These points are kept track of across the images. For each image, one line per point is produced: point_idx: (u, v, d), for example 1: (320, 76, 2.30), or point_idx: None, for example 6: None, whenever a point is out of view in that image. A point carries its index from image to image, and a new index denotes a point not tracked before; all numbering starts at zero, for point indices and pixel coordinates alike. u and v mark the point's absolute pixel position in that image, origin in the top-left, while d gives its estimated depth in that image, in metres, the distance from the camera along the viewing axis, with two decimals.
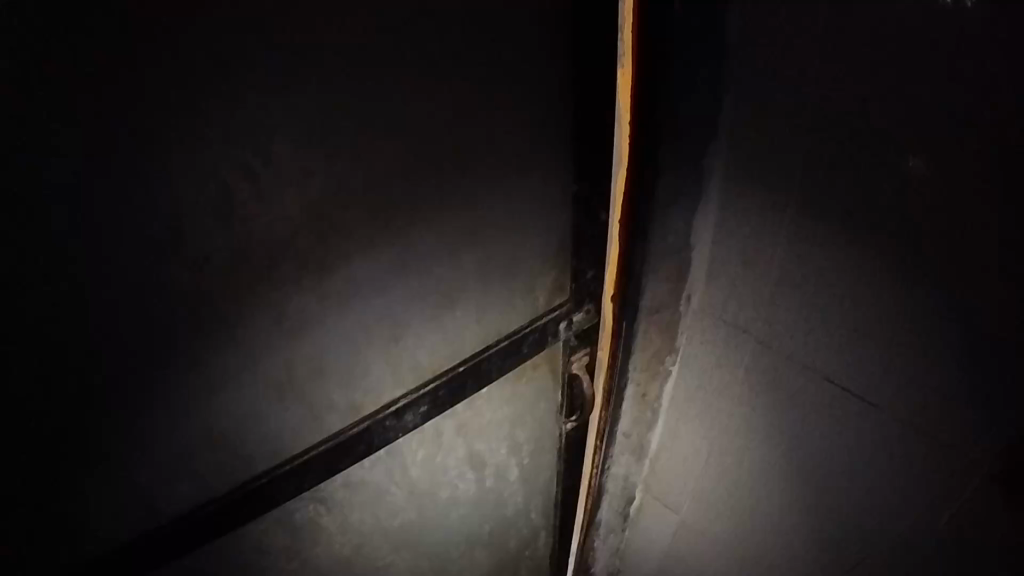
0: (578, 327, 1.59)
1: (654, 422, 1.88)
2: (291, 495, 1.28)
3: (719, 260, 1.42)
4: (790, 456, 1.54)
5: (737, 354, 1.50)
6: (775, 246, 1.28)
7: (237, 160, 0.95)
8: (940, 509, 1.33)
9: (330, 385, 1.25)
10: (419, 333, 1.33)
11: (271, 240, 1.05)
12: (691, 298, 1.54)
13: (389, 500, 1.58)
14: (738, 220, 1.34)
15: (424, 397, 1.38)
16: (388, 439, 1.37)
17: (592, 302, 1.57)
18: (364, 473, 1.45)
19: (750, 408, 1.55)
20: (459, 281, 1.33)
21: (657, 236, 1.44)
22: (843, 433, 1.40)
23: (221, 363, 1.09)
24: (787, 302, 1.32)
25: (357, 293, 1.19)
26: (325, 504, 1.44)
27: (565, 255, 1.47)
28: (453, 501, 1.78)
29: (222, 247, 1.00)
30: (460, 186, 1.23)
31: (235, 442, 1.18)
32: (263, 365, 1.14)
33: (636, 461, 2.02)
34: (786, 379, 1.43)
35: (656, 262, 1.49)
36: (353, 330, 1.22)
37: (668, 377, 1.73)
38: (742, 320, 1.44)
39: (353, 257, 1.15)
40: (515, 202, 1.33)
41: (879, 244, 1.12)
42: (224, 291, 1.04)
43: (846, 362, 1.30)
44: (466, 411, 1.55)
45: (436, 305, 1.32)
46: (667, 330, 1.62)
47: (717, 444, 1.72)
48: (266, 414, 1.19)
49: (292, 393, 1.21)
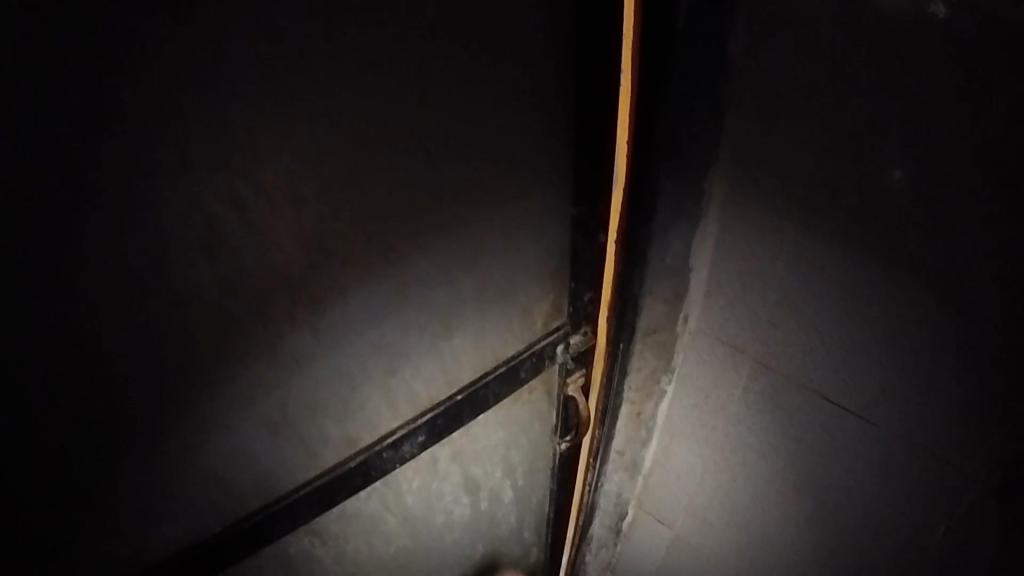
0: (576, 350, 1.56)
1: (648, 440, 1.86)
2: (284, 531, 1.26)
3: (717, 280, 1.42)
4: (787, 472, 1.54)
5: (734, 373, 1.50)
6: (773, 266, 1.28)
7: (227, 190, 0.92)
8: (936, 524, 1.33)
9: (326, 417, 1.22)
10: (415, 360, 1.31)
11: (265, 271, 1.02)
12: (688, 318, 1.53)
13: (384, 529, 1.55)
14: (737, 241, 1.33)
15: (422, 427, 1.37)
16: (384, 470, 1.35)
17: (588, 324, 1.55)
18: (359, 504, 1.42)
19: (747, 426, 1.55)
20: (456, 309, 1.32)
21: (655, 255, 1.46)
22: (840, 450, 1.40)
23: (213, 403, 1.06)
24: (784, 322, 1.33)
25: (351, 323, 1.17)
26: (320, 537, 1.40)
27: (562, 278, 1.48)
28: (448, 526, 1.75)
29: (214, 277, 0.97)
30: (459, 213, 1.21)
31: (228, 481, 1.15)
32: (257, 402, 1.11)
33: (628, 478, 1.99)
34: (783, 398, 1.43)
35: (654, 282, 1.51)
36: (349, 361, 1.20)
37: (663, 395, 1.72)
38: (739, 340, 1.44)
39: (351, 288, 1.13)
40: (511, 226, 1.31)
41: (878, 264, 1.13)
42: (216, 326, 1.00)
43: (845, 382, 1.30)
44: (462, 437, 1.54)
45: (433, 334, 1.31)
46: (664, 348, 1.61)
47: (711, 462, 1.72)
48: (260, 450, 1.16)
49: (287, 428, 1.18)
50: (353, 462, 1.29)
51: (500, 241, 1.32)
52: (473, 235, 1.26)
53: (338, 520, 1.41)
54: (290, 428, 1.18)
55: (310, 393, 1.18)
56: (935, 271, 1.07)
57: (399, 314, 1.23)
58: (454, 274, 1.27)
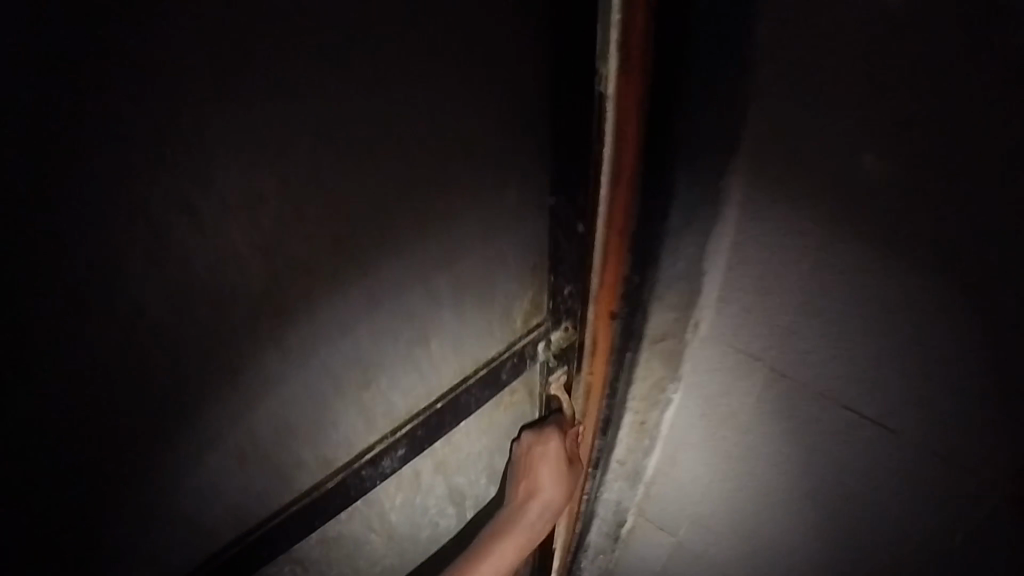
0: (557, 347, 1.45)
1: (651, 450, 1.74)
2: (264, 560, 1.16)
3: (732, 285, 1.31)
4: (798, 482, 1.45)
5: (746, 382, 1.40)
6: (790, 268, 1.19)
7: (174, 187, 0.78)
8: (948, 529, 1.28)
9: (298, 441, 1.11)
10: (388, 370, 1.19)
11: (219, 280, 0.88)
12: (698, 325, 1.42)
13: (368, 549, 1.43)
14: (754, 244, 1.22)
15: (401, 442, 1.26)
16: (364, 488, 1.24)
17: (570, 319, 1.43)
18: (341, 527, 1.31)
19: (758, 437, 1.46)
20: (434, 315, 1.21)
21: (668, 256, 1.35)
22: (856, 459, 1.31)
23: (175, 439, 0.93)
24: (803, 329, 1.23)
25: (321, 330, 1.04)
26: (302, 565, 1.29)
27: (543, 271, 1.36)
28: (434, 540, 1.62)
29: (171, 284, 0.83)
30: (427, 201, 1.07)
31: (189, 518, 1.02)
32: (222, 436, 0.99)
33: (629, 487, 1.87)
34: (798, 408, 1.34)
35: (665, 286, 1.40)
36: (320, 381, 1.09)
37: (669, 405, 1.60)
38: (753, 348, 1.34)
39: (319, 302, 1.02)
40: (486, 216, 1.19)
41: (897, 261, 1.06)
42: (165, 345, 0.86)
43: (863, 389, 1.22)
44: (444, 448, 1.42)
45: (409, 343, 1.20)
46: (671, 355, 1.50)
47: (719, 473, 1.61)
48: (230, 484, 1.05)
49: (258, 459, 1.06)
50: (324, 485, 1.18)
51: (477, 232, 1.20)
52: (449, 222, 1.14)
53: (319, 547, 1.30)
54: (259, 456, 1.06)
55: (281, 413, 1.06)
56: (964, 250, 0.99)
57: (370, 317, 1.10)
58: (429, 267, 1.15)
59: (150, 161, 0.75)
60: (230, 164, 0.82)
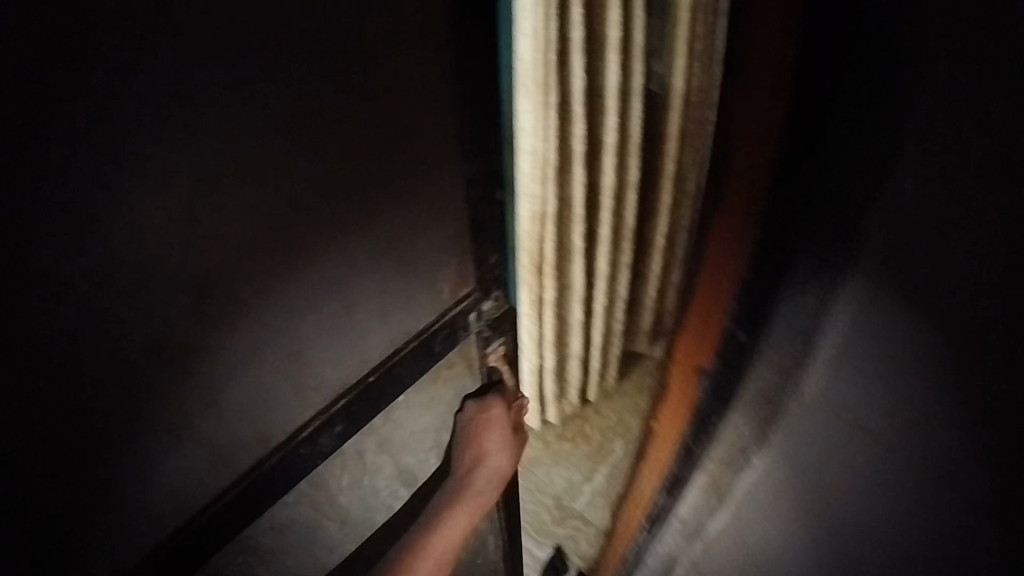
0: (489, 315, 1.53)
1: (715, 513, 1.46)
2: (228, 538, 1.25)
3: (848, 346, 1.03)
4: (868, 555, 1.21)
5: (838, 448, 1.14)
6: (887, 332, 0.97)
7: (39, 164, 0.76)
8: None
9: (240, 420, 1.15)
10: (327, 344, 1.23)
11: (134, 255, 0.89)
12: (795, 387, 1.15)
13: (323, 534, 1.53)
14: (875, 298, 0.96)
15: (334, 416, 1.32)
16: (307, 459, 1.31)
17: (500, 289, 1.53)
18: (289, 510, 1.38)
19: (836, 508, 1.20)
20: (348, 283, 1.20)
21: (777, 315, 1.11)
22: (918, 529, 1.10)
23: (107, 419, 0.95)
24: (920, 396, 0.97)
25: (259, 300, 1.07)
26: (258, 551, 1.37)
27: (463, 239, 1.37)
28: (392, 522, 1.73)
29: (88, 249, 0.84)
30: (365, 185, 1.12)
31: (130, 501, 1.05)
32: (183, 408, 1.05)
33: (688, 543, 1.59)
34: (880, 476, 1.10)
35: (769, 347, 1.15)
36: (260, 350, 1.12)
37: (746, 469, 1.32)
38: (857, 412, 1.07)
39: (257, 279, 1.05)
40: (391, 182, 1.16)
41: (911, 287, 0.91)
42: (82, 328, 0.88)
43: (948, 458, 0.99)
44: (385, 423, 1.47)
45: (336, 316, 1.21)
46: (761, 416, 1.23)
47: (788, 542, 1.34)
48: (169, 466, 1.07)
49: (194, 436, 1.09)
50: (282, 448, 1.26)
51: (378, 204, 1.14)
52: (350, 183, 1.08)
53: (268, 533, 1.37)
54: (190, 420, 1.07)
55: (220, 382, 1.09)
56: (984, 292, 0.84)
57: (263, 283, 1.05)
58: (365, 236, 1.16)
59: (86, 131, 0.78)
60: (184, 121, 0.85)
